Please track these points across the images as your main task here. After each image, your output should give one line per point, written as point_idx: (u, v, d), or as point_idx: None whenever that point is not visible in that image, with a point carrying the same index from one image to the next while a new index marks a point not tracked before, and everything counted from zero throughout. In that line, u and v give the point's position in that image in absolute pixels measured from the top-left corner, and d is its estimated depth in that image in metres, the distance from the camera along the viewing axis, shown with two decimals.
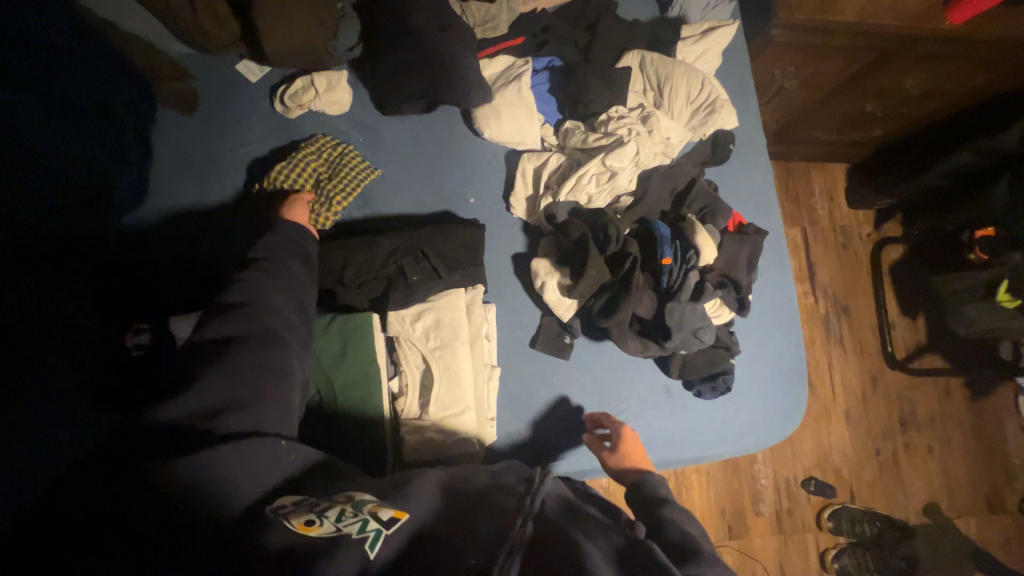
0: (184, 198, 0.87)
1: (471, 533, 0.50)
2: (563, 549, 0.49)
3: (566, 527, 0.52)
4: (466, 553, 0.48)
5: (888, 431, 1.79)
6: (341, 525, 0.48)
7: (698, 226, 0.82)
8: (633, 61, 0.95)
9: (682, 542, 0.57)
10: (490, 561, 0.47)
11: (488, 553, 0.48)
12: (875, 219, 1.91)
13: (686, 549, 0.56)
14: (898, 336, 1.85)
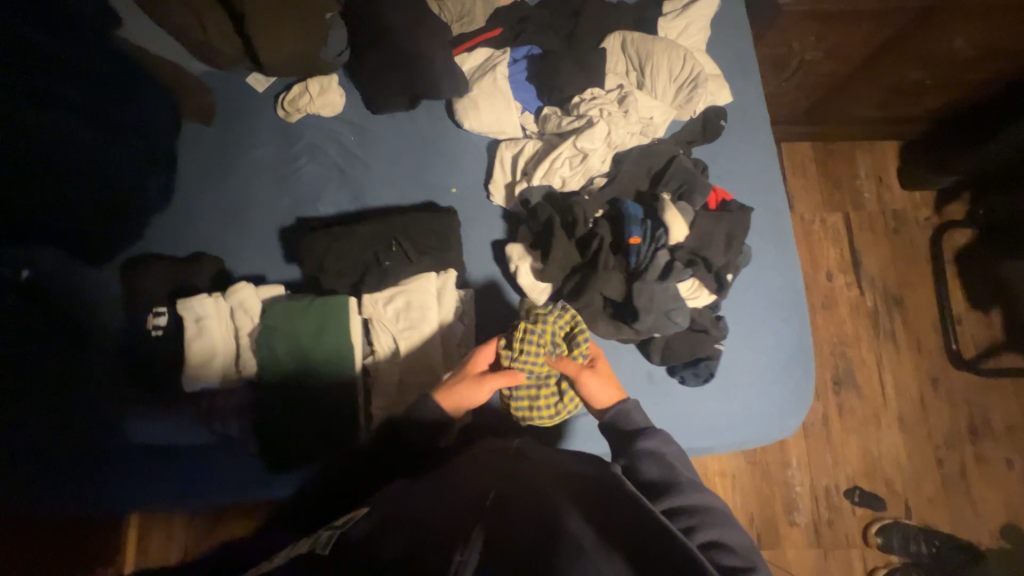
0: (201, 199, 0.98)
1: (471, 477, 0.63)
2: (536, 508, 0.54)
3: (541, 493, 0.57)
4: (447, 515, 0.55)
5: (954, 439, 1.57)
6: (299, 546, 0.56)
7: (669, 205, 0.80)
8: (615, 42, 0.94)
9: (660, 480, 0.67)
10: (470, 519, 0.53)
11: (464, 512, 0.55)
12: (935, 202, 1.70)
13: (662, 486, 0.67)
14: (965, 333, 1.63)
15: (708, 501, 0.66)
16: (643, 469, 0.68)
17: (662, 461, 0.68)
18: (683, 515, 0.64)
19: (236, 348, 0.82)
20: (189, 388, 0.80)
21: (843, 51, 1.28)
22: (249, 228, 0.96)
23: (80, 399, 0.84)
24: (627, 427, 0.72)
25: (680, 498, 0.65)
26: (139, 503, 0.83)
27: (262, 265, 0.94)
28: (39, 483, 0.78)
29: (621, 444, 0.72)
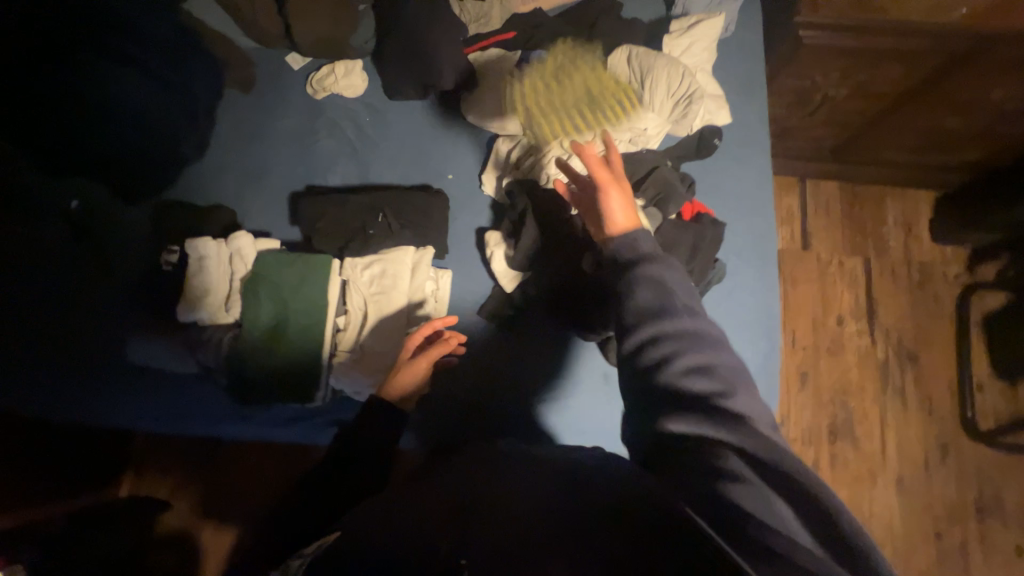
0: (225, 156, 1.05)
1: (454, 480, 0.62)
2: (512, 516, 0.51)
3: (521, 494, 0.54)
4: (426, 525, 0.54)
5: (958, 515, 1.44)
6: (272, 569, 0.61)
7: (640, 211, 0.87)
8: (622, 54, 0.98)
9: (651, 302, 0.64)
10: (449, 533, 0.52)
11: (443, 521, 0.53)
12: (967, 260, 1.60)
13: (652, 307, 0.64)
14: (984, 402, 1.51)
15: (700, 325, 0.62)
16: (638, 293, 0.65)
17: (656, 288, 0.65)
18: (660, 346, 0.62)
19: (228, 288, 0.91)
20: (183, 317, 0.89)
21: (871, 89, 1.23)
22: (262, 188, 1.04)
23: (98, 314, 0.95)
24: (625, 257, 0.70)
25: (667, 323, 0.62)
26: (132, 413, 0.93)
27: (269, 223, 1.02)
28: (70, 380, 0.93)
29: (619, 273, 0.69)
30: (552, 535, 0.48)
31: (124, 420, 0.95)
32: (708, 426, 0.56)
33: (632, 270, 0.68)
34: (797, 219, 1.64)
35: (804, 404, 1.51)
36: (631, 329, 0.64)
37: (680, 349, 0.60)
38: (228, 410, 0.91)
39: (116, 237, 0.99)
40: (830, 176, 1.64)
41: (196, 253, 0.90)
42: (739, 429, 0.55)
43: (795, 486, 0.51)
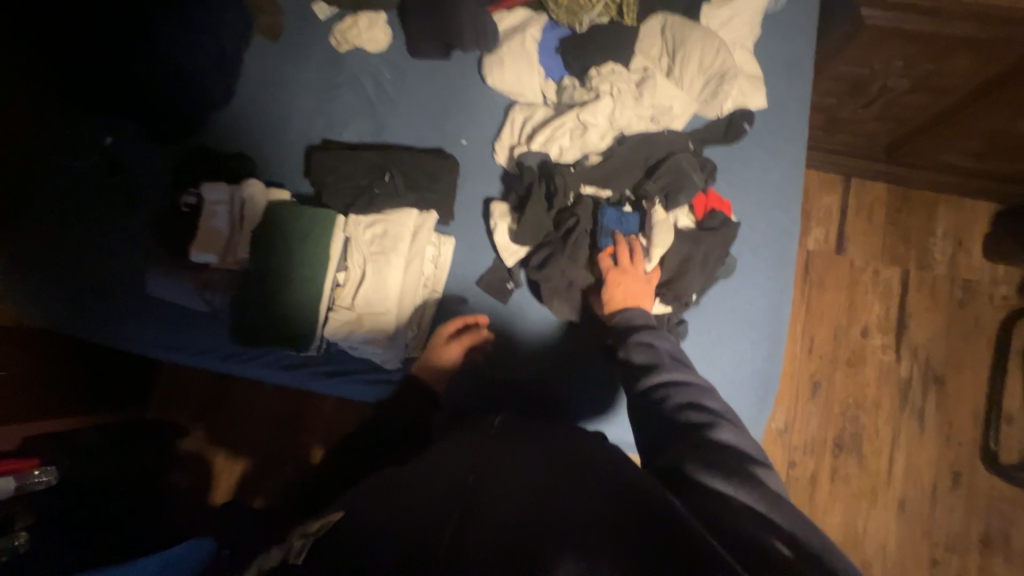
0: (247, 102, 1.06)
1: (455, 460, 0.61)
2: (513, 509, 0.51)
3: (525, 491, 0.53)
4: (423, 504, 0.54)
5: (959, 544, 1.38)
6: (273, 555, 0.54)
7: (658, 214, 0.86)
8: (656, 24, 0.94)
9: (646, 364, 0.69)
10: (447, 515, 0.51)
11: (441, 504, 0.53)
12: (1019, 281, 1.47)
13: (649, 367, 0.69)
14: (1010, 434, 1.41)
15: (695, 378, 0.67)
16: (634, 356, 0.71)
17: (649, 348, 0.71)
18: (665, 391, 0.66)
19: (238, 233, 0.94)
20: (195, 258, 0.92)
21: (937, 83, 1.11)
22: (278, 138, 1.03)
23: (122, 244, 1.00)
24: (627, 326, 0.76)
25: (667, 373, 0.67)
26: (140, 343, 0.97)
27: (282, 175, 1.01)
28: (91, 304, 0.98)
29: (620, 338, 0.75)
30: (554, 514, 0.50)
31: (130, 348, 0.99)
32: (715, 475, 0.55)
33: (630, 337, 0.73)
34: (834, 220, 1.53)
35: (811, 412, 1.45)
36: (635, 378, 0.69)
37: (678, 396, 0.64)
38: (231, 348, 0.94)
39: (144, 172, 1.03)
40: (878, 178, 1.51)
41: (210, 196, 0.93)
42: (747, 481, 0.54)
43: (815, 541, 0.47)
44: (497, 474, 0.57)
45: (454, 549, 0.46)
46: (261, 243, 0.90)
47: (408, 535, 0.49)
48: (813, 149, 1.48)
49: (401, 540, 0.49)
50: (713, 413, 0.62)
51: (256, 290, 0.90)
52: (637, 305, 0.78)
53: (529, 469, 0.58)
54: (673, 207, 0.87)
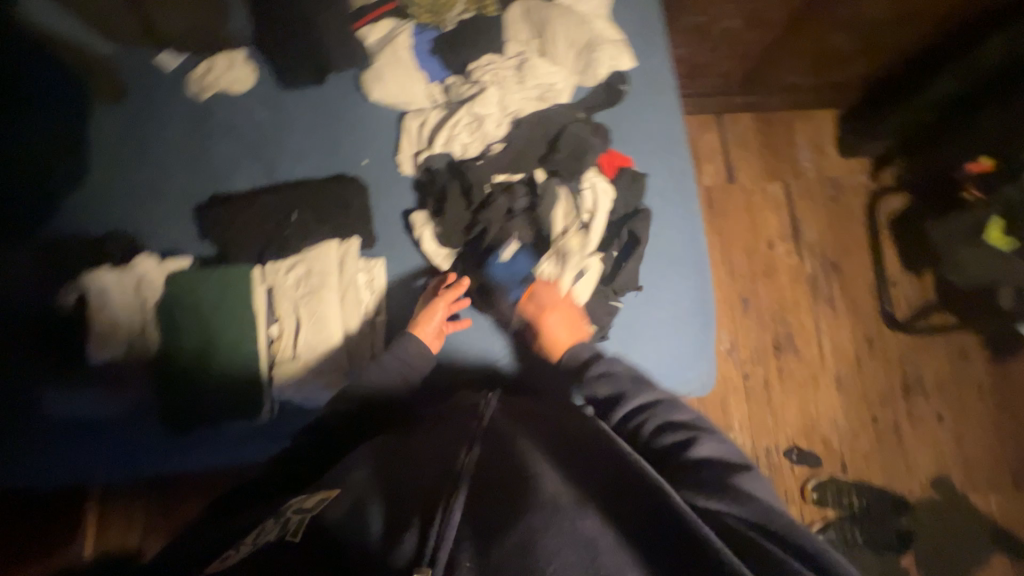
0: (110, 174, 0.95)
1: (449, 439, 0.69)
2: (512, 478, 0.60)
3: (524, 461, 0.63)
4: (421, 482, 0.63)
5: (887, 398, 1.60)
6: (269, 530, 0.61)
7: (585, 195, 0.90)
8: (518, 10, 0.98)
9: (610, 395, 0.76)
10: (445, 490, 0.60)
11: (439, 482, 0.62)
12: (872, 168, 1.72)
13: (614, 399, 0.76)
14: (900, 295, 1.66)
15: (656, 396, 0.75)
16: (599, 389, 0.77)
17: (612, 379, 0.77)
18: (633, 417, 0.73)
19: (139, 317, 0.84)
20: (96, 357, 0.82)
21: (762, 16, 1.28)
22: (157, 204, 0.93)
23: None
24: (583, 363, 0.81)
25: (629, 402, 0.74)
26: (46, 472, 0.83)
27: (174, 241, 0.91)
28: None
29: (580, 374, 0.80)
30: (544, 470, 0.60)
31: (35, 483, 0.83)
32: (705, 497, 0.60)
33: (591, 369, 0.80)
34: (719, 155, 1.71)
35: (748, 326, 1.61)
36: (606, 412, 0.75)
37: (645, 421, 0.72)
38: (161, 446, 0.83)
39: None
40: (742, 109, 1.71)
41: (96, 286, 0.84)
42: (730, 494, 0.60)
43: (787, 533, 0.54)
44: (491, 444, 0.66)
45: (457, 516, 0.56)
46: (176, 318, 0.84)
47: (411, 511, 0.59)
48: (684, 96, 1.63)
49: (403, 512, 0.60)
50: (685, 430, 0.70)
51: (181, 370, 0.82)
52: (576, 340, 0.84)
53: (522, 436, 0.67)
54: (582, 172, 0.90)
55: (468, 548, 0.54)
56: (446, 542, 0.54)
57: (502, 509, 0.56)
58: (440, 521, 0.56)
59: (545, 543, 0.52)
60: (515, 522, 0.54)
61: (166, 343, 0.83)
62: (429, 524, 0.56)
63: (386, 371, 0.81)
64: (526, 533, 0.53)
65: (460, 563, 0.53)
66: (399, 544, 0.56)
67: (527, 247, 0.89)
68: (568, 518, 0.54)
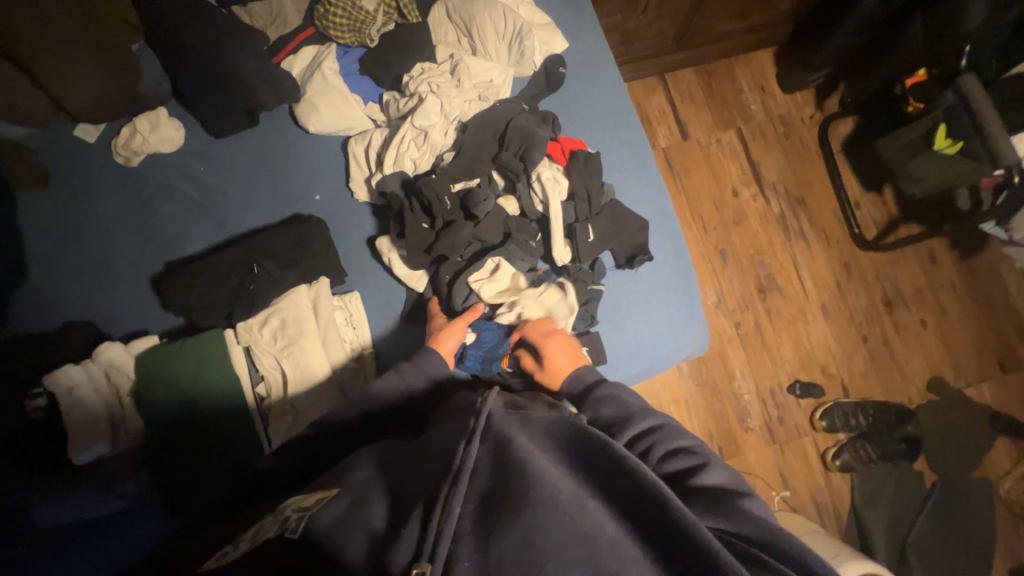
0: (55, 264, 0.89)
1: (448, 439, 0.62)
2: (516, 472, 0.54)
3: (526, 453, 0.56)
4: (419, 483, 0.57)
5: (873, 315, 1.65)
6: (267, 528, 0.55)
7: (543, 184, 0.88)
8: (440, 12, 0.96)
9: (616, 418, 0.71)
10: (442, 486, 0.54)
11: (438, 481, 0.55)
12: (816, 98, 1.76)
13: (619, 422, 0.71)
14: (866, 215, 1.70)
15: (663, 421, 0.72)
16: (602, 413, 0.72)
17: (618, 403, 0.72)
18: (640, 439, 0.69)
19: (120, 409, 0.80)
20: (79, 460, 0.76)
21: None
22: (111, 286, 0.88)
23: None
24: (583, 387, 0.76)
25: (636, 426, 0.70)
26: None
27: (140, 320, 0.87)
28: None
29: (582, 398, 0.75)
30: (545, 463, 0.55)
31: None
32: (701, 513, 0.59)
33: (592, 394, 0.75)
34: (669, 114, 1.71)
35: (731, 276, 1.64)
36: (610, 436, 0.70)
37: (656, 443, 0.69)
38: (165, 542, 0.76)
39: None
40: (682, 65, 1.71)
41: (62, 388, 0.77)
42: (726, 509, 0.59)
43: (781, 546, 0.53)
44: (495, 433, 0.60)
45: (458, 513, 0.51)
46: (156, 403, 0.78)
47: (411, 503, 0.54)
48: (624, 64, 1.62)
49: (406, 502, 0.55)
50: (695, 458, 0.68)
51: (177, 453, 0.78)
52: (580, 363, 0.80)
53: (524, 427, 0.62)
54: (532, 165, 0.87)
55: (469, 548, 0.48)
56: (446, 540, 0.48)
57: (506, 502, 0.51)
58: (440, 517, 0.50)
59: (548, 541, 0.47)
60: (517, 519, 0.49)
61: (155, 429, 0.78)
62: (429, 521, 0.50)
63: (382, 406, 0.76)
64: (528, 529, 0.48)
65: (458, 564, 0.47)
66: (395, 542, 0.49)
67: (500, 252, 0.86)
68: (572, 515, 0.49)
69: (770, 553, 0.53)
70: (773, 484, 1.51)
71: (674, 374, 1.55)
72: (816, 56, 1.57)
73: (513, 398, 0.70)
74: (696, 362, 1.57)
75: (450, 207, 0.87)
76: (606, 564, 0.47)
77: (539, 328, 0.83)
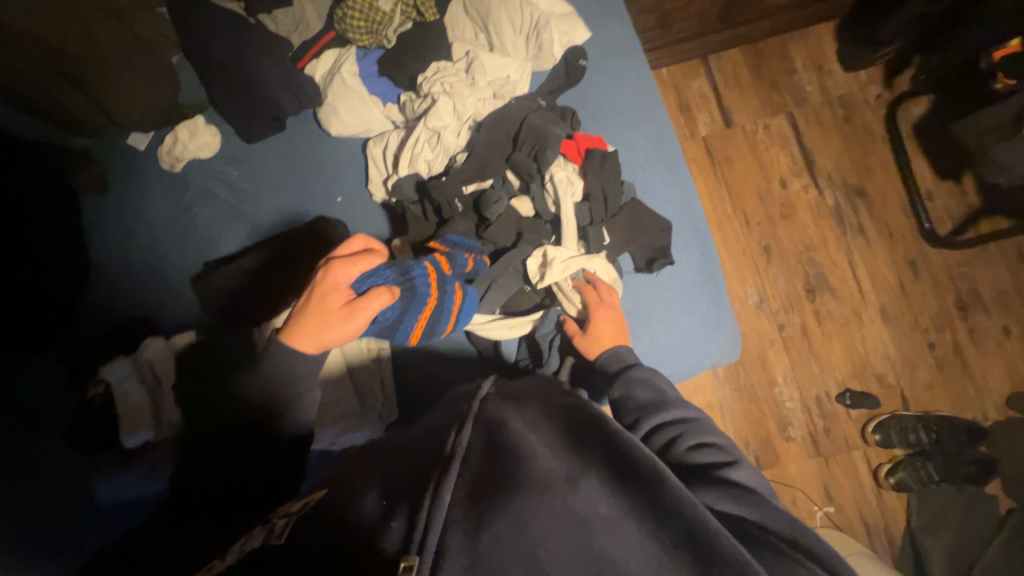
0: (109, 264, 0.96)
1: (437, 427, 0.59)
2: (510, 457, 0.50)
3: (520, 438, 0.52)
4: (412, 468, 0.52)
5: (942, 320, 1.48)
6: (255, 536, 0.54)
7: (557, 185, 0.85)
8: (458, 8, 0.95)
9: (651, 400, 0.67)
10: (434, 474, 0.49)
11: (431, 468, 0.51)
12: (883, 76, 1.57)
13: (653, 405, 0.66)
14: (940, 207, 1.51)
15: (697, 414, 0.65)
16: (635, 393, 0.68)
17: (651, 384, 0.68)
18: (669, 426, 0.64)
19: (161, 398, 0.87)
20: (129, 444, 0.84)
21: None
22: (157, 284, 0.95)
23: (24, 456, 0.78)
24: (618, 367, 0.73)
25: (670, 411, 0.65)
26: None
27: (183, 316, 0.94)
28: None
29: (615, 376, 0.72)
30: (538, 448, 0.51)
31: None
32: (723, 497, 0.53)
33: (628, 373, 0.71)
34: (712, 100, 1.60)
35: (775, 274, 1.52)
36: (634, 422, 0.65)
37: (686, 431, 0.62)
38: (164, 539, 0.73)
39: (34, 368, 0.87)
40: (728, 46, 1.58)
41: (118, 378, 0.85)
42: (748, 498, 0.53)
43: (805, 542, 0.47)
44: (487, 418, 0.56)
45: (448, 500, 0.46)
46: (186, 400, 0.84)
47: (403, 494, 0.49)
48: (661, 47, 1.52)
49: (397, 494, 0.49)
50: (724, 452, 0.60)
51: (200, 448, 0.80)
52: (623, 342, 0.77)
53: (519, 411, 0.58)
54: (546, 166, 0.85)
55: (458, 536, 0.44)
56: (438, 526, 0.44)
57: (495, 486, 0.47)
58: (430, 506, 0.46)
59: (540, 527, 0.44)
60: (507, 505, 0.45)
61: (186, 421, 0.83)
62: (417, 511, 0.46)
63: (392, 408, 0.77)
64: (520, 515, 0.44)
65: (449, 556, 0.43)
66: (386, 532, 0.46)
67: (512, 253, 0.85)
68: (564, 497, 0.46)
69: (791, 545, 0.47)
70: (816, 500, 1.40)
71: (708, 378, 1.47)
72: (883, 28, 1.40)
73: (507, 382, 0.67)
74: (732, 365, 1.48)
75: (462, 210, 0.88)
76: (604, 548, 0.42)
77: (595, 296, 0.82)
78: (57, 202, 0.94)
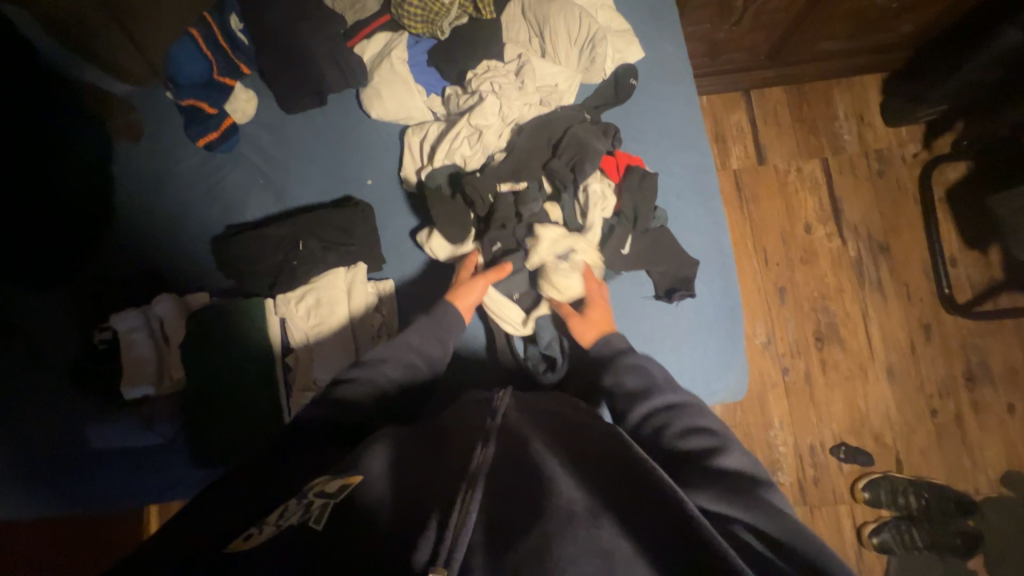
0: (133, 212, 0.94)
1: (459, 440, 0.58)
2: (535, 479, 0.50)
3: (545, 461, 0.52)
4: (432, 484, 0.52)
5: (947, 386, 1.46)
6: (293, 511, 0.48)
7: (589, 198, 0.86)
8: (516, 10, 0.95)
9: (640, 388, 0.68)
10: (458, 490, 0.49)
11: (454, 484, 0.50)
12: (923, 136, 1.56)
13: (643, 393, 0.67)
14: (961, 275, 1.50)
15: (687, 398, 0.65)
16: (626, 381, 0.70)
17: (642, 372, 0.69)
18: (657, 413, 0.64)
19: (167, 352, 0.87)
20: (129, 395, 0.83)
21: None
22: (173, 240, 0.93)
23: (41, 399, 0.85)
24: (607, 351, 0.75)
25: (656, 398, 0.65)
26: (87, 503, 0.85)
27: (197, 276, 0.93)
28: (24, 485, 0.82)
29: (607, 364, 0.73)
30: (561, 473, 0.50)
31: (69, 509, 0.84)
32: (716, 497, 0.51)
33: (621, 360, 0.73)
34: (748, 134, 1.59)
35: (786, 317, 1.51)
36: (626, 409, 0.67)
37: (671, 417, 0.62)
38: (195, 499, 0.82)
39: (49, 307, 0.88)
40: (773, 82, 1.57)
41: (127, 330, 0.85)
42: (739, 496, 0.51)
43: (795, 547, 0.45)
44: (511, 439, 0.57)
45: (472, 520, 0.46)
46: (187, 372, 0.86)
47: (424, 507, 0.48)
48: (707, 75, 1.51)
49: (418, 506, 0.49)
50: (716, 435, 0.60)
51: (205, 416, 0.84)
52: (611, 330, 0.78)
53: (541, 435, 0.58)
54: (582, 178, 0.85)
55: (481, 557, 0.43)
56: (459, 547, 0.43)
57: (521, 512, 0.46)
58: (453, 524, 0.45)
59: (563, 555, 0.42)
60: (532, 531, 0.44)
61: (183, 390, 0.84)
62: (439, 529, 0.45)
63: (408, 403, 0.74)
64: (543, 542, 0.43)
65: None
66: (406, 546, 0.44)
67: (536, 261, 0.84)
68: (588, 528, 0.44)
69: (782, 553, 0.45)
70: None
71: None
72: (931, 90, 1.39)
73: (527, 399, 0.68)
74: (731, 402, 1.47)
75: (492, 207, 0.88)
76: None
77: (596, 285, 0.84)
78: (89, 147, 0.92)
